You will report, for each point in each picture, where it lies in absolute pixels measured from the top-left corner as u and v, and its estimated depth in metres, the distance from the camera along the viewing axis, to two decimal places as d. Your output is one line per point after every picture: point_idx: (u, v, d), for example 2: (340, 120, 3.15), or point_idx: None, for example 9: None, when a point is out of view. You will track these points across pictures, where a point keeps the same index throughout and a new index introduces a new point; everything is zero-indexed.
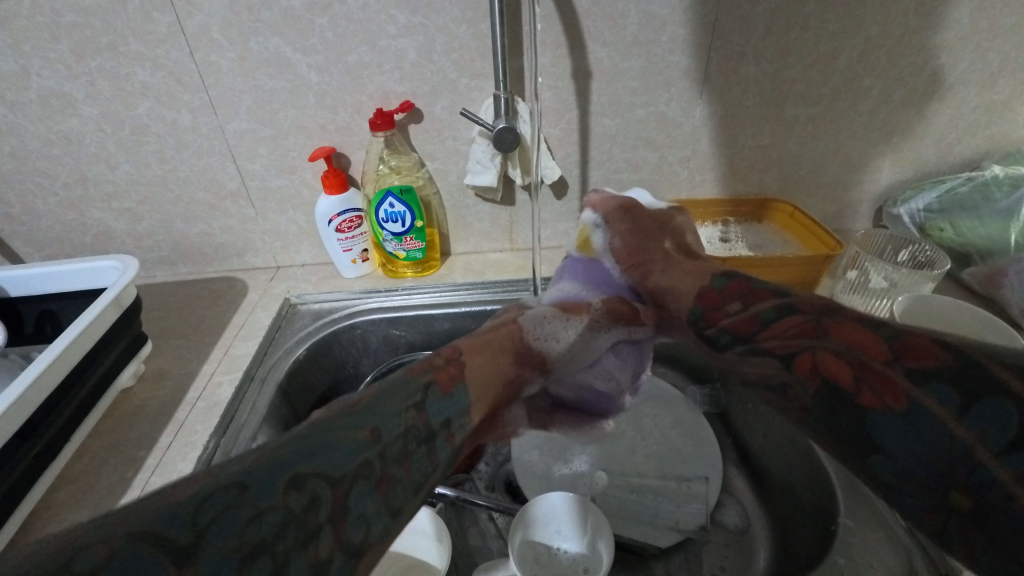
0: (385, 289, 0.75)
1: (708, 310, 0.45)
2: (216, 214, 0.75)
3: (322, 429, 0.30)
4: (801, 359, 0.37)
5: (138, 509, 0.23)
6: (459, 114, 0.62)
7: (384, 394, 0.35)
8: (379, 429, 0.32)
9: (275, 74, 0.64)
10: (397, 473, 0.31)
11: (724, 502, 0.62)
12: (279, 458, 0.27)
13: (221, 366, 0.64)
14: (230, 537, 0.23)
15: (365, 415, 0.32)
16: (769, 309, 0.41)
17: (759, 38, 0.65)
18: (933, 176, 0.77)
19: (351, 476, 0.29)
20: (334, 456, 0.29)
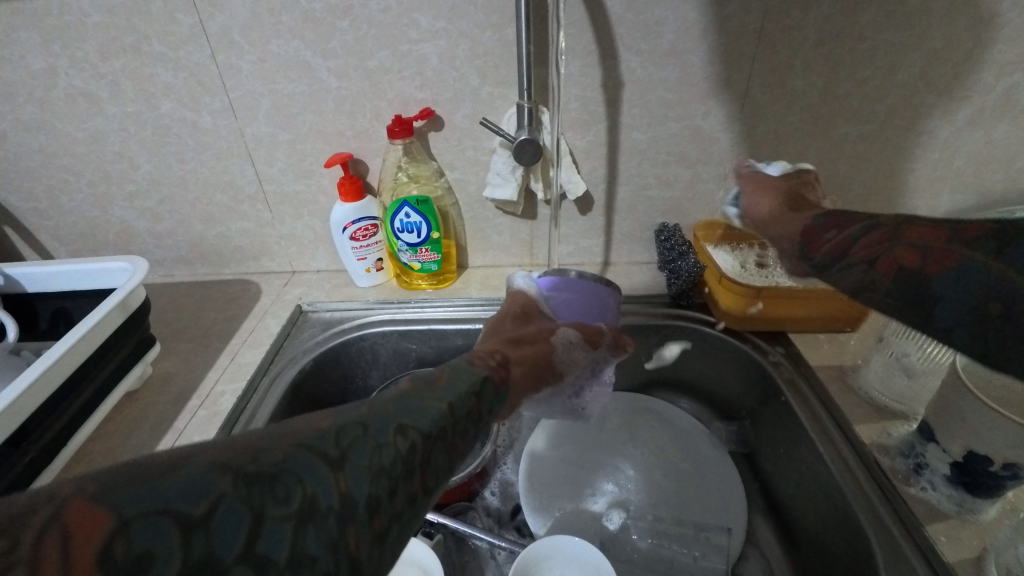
0: (397, 301, 0.73)
1: (811, 242, 0.50)
2: (234, 216, 0.74)
3: (408, 397, 0.32)
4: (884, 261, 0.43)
5: (194, 457, 0.23)
6: (481, 123, 0.59)
7: (454, 376, 0.37)
8: (455, 403, 0.34)
9: (295, 78, 0.63)
10: (461, 444, 0.33)
11: (747, 555, 0.57)
12: (384, 414, 0.30)
13: (226, 374, 0.62)
14: (362, 464, 0.27)
15: (444, 390, 0.35)
16: (858, 231, 0.47)
17: (809, 50, 0.60)
18: (998, 204, 0.70)
19: (435, 437, 0.31)
20: (422, 417, 0.31)
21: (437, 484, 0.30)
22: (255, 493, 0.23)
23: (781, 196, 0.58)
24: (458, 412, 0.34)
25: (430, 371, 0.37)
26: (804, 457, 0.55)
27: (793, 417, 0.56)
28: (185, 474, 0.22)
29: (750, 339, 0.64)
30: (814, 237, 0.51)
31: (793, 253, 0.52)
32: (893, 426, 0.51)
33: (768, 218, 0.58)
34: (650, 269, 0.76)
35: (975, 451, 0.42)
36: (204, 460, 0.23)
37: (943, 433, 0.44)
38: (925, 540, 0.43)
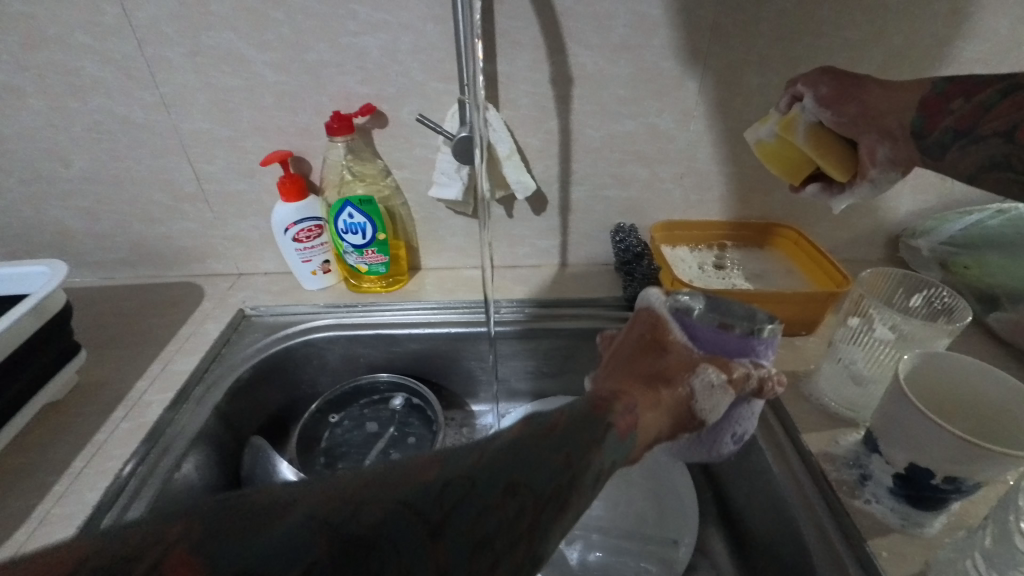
0: (346, 304, 0.70)
1: (929, 117, 0.41)
2: (175, 216, 0.71)
3: (527, 443, 0.27)
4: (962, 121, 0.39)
5: (313, 494, 0.23)
6: (416, 120, 0.56)
7: (578, 422, 0.30)
8: (573, 454, 0.28)
9: (230, 71, 0.60)
10: (575, 500, 0.27)
11: (696, 566, 0.56)
12: (495, 469, 0.26)
13: (156, 383, 0.59)
14: (465, 524, 0.24)
15: (564, 437, 0.29)
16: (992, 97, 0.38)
17: (764, 46, 0.58)
18: (960, 205, 0.69)
19: (543, 500, 0.26)
20: (534, 475, 0.26)
21: (547, 556, 0.25)
22: (351, 564, 0.21)
23: (850, 75, 0.45)
24: (578, 464, 0.28)
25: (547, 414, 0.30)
26: (754, 466, 0.53)
27: None
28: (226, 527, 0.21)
29: None
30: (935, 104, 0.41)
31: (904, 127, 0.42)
32: (842, 434, 0.49)
33: (851, 94, 0.44)
34: (609, 271, 0.74)
35: (917, 463, 0.40)
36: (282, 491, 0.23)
37: (886, 445, 0.42)
38: (866, 556, 0.41)
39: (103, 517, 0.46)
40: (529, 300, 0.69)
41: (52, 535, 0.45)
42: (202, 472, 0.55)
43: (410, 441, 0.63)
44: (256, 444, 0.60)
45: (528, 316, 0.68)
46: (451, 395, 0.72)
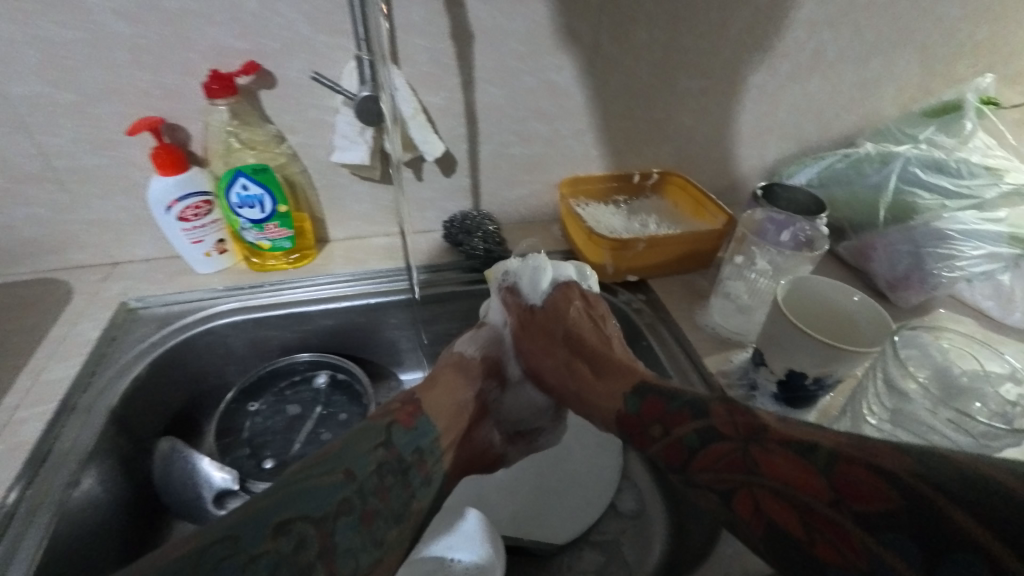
0: (249, 285, 0.65)
1: (634, 436, 0.45)
2: (15, 201, 0.59)
3: (302, 479, 0.36)
4: (641, 438, 0.44)
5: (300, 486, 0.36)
6: (314, 78, 0.54)
7: (353, 441, 0.41)
8: (352, 470, 0.38)
9: (67, 22, 0.50)
10: (376, 505, 0.38)
11: (621, 488, 0.62)
12: (259, 519, 0.33)
13: (27, 397, 0.51)
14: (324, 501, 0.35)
15: (336, 460, 0.39)
16: (688, 432, 0.40)
17: (651, 3, 0.62)
18: (814, 150, 0.81)
19: (332, 514, 0.35)
20: (310, 501, 0.35)
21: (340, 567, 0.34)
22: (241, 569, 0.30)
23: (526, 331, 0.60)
24: (354, 476, 0.38)
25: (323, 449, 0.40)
26: None
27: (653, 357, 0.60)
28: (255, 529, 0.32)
29: (618, 293, 0.67)
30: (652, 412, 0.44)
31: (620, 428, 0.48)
32: (735, 353, 0.57)
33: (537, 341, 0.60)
34: (520, 229, 0.75)
35: (792, 369, 0.47)
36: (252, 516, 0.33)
37: (769, 357, 0.49)
38: None
39: None
40: (446, 267, 0.69)
41: None
42: (103, 485, 0.50)
43: (341, 417, 0.62)
44: (169, 447, 0.54)
45: (445, 280, 0.68)
46: (378, 367, 0.71)
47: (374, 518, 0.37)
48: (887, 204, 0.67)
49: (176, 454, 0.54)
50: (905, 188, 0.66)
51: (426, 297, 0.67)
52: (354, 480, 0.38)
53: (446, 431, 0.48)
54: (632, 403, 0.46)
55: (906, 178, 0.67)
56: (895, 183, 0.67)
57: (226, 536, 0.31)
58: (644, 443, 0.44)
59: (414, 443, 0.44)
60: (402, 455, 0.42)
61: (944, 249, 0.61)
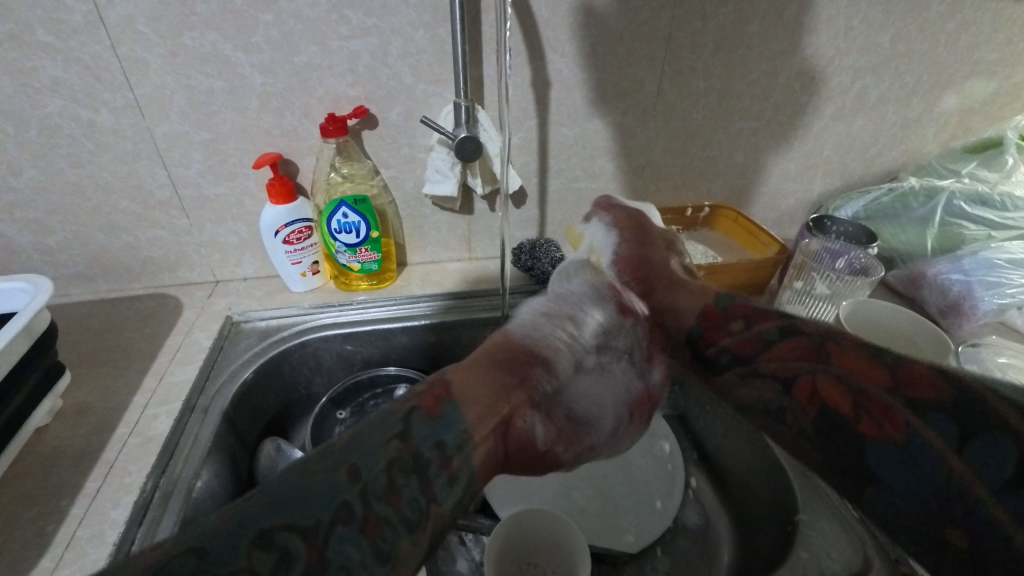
0: (337, 303, 0.71)
1: (709, 329, 0.52)
2: (144, 225, 0.67)
3: (295, 479, 0.31)
4: (717, 331, 0.52)
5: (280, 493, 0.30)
6: (419, 121, 0.61)
7: (362, 430, 0.35)
8: (358, 468, 0.32)
9: (213, 73, 0.58)
10: (382, 513, 0.31)
11: (685, 503, 0.65)
12: (243, 520, 0.28)
13: (156, 396, 0.58)
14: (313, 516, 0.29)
15: (343, 454, 0.33)
16: (770, 330, 0.48)
17: (709, 54, 0.68)
18: (858, 185, 0.86)
19: (328, 523, 0.29)
20: (306, 506, 0.29)
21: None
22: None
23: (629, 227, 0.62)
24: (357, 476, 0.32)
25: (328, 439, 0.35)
26: None
27: None
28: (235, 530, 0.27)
29: None
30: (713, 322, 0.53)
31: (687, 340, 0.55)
32: None
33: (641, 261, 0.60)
34: None
35: None
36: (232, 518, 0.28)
37: None
38: None
39: (136, 535, 0.45)
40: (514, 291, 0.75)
41: (87, 555, 0.44)
42: (221, 479, 0.55)
43: None
44: (274, 447, 0.60)
45: (514, 302, 0.74)
46: None
47: (378, 527, 0.31)
48: (933, 234, 0.73)
49: (281, 453, 0.58)
50: (951, 220, 0.72)
51: (496, 317, 0.72)
52: (358, 481, 0.32)
53: (477, 425, 0.39)
54: (720, 300, 0.53)
55: (951, 211, 0.72)
56: (941, 215, 0.72)
57: (192, 550, 0.26)
58: (716, 337, 0.52)
59: (435, 436, 0.36)
60: (420, 449, 0.35)
61: (993, 277, 0.65)
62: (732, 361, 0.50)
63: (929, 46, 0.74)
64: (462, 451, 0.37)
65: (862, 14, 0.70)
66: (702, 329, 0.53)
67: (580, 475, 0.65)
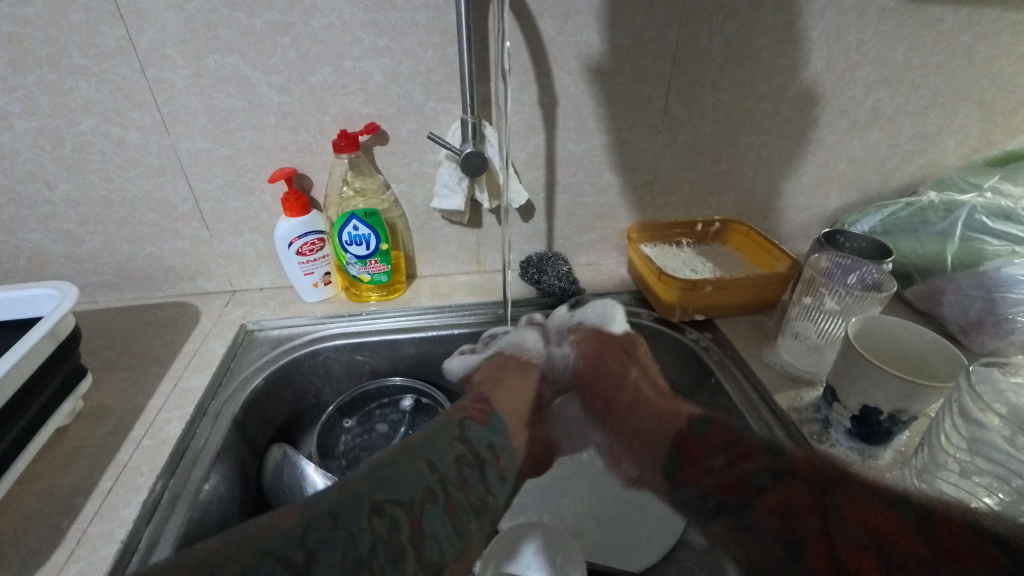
0: (348, 313, 0.73)
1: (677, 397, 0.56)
2: (167, 236, 0.71)
3: (390, 466, 0.43)
4: (697, 461, 0.51)
5: (383, 474, 0.42)
6: (427, 138, 0.63)
7: (434, 434, 0.47)
8: (433, 461, 0.44)
9: (233, 93, 0.61)
10: (456, 498, 0.43)
11: None
12: (360, 495, 0.40)
13: (170, 401, 0.60)
14: (410, 491, 0.41)
15: (420, 451, 0.45)
16: (760, 470, 0.47)
17: (716, 69, 0.69)
18: (875, 199, 0.84)
19: (420, 501, 0.41)
20: (402, 488, 0.41)
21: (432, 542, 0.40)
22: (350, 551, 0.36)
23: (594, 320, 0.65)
24: (438, 467, 0.44)
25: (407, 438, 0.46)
26: None
27: (722, 395, 0.63)
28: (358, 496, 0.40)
29: (686, 331, 0.70)
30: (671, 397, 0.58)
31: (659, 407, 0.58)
32: (805, 392, 0.59)
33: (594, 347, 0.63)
34: (588, 271, 0.81)
35: (867, 404, 0.49)
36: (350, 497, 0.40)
37: (843, 394, 0.51)
38: None
39: (143, 533, 0.47)
40: (520, 304, 0.75)
41: (96, 552, 0.45)
42: (228, 483, 0.56)
43: None
44: (280, 452, 0.60)
45: (520, 315, 0.74)
46: (452, 396, 0.77)
47: (455, 509, 0.42)
48: (954, 249, 0.70)
49: (287, 459, 0.60)
50: (972, 235, 0.69)
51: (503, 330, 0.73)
52: (437, 472, 0.43)
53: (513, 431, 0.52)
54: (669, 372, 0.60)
55: (972, 226, 0.69)
56: (961, 230, 0.70)
57: (327, 513, 0.38)
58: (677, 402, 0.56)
59: (486, 438, 0.49)
60: (476, 450, 0.47)
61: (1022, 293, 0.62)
62: (719, 506, 0.49)
63: (945, 59, 0.73)
64: (503, 451, 0.49)
65: (873, 28, 0.69)
66: (679, 460, 0.53)
67: (583, 491, 0.64)
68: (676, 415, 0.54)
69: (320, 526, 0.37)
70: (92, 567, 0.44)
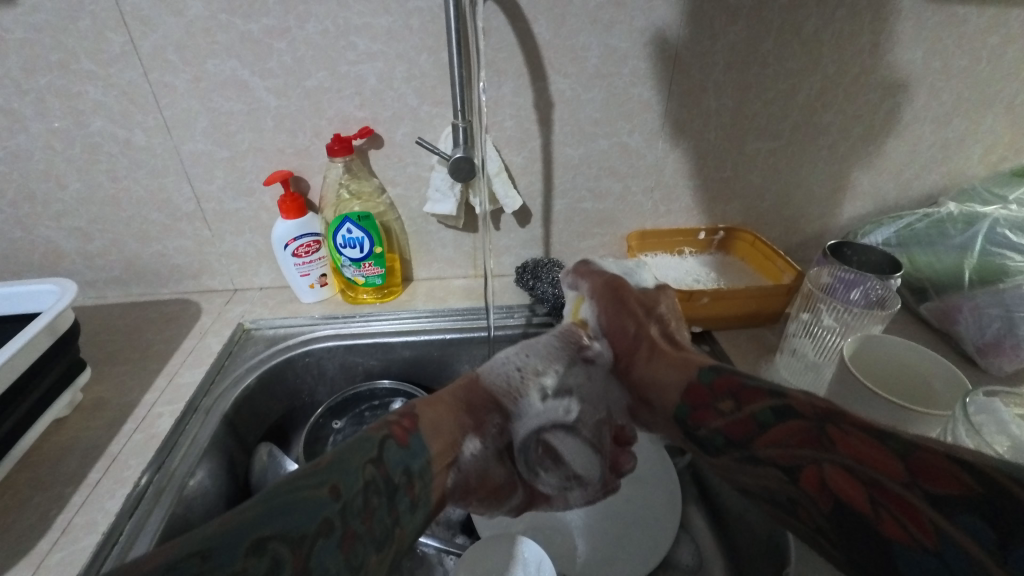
0: (343, 314, 0.74)
1: (696, 408, 0.44)
2: (172, 234, 0.73)
3: (285, 489, 0.30)
4: (705, 410, 0.43)
5: (245, 515, 0.27)
6: (415, 142, 0.62)
7: (344, 450, 0.35)
8: (339, 486, 0.32)
9: (232, 97, 0.63)
10: (359, 529, 0.31)
11: (679, 540, 0.61)
12: (236, 531, 0.26)
13: (164, 396, 0.61)
14: (300, 526, 0.28)
15: (327, 472, 0.33)
16: (761, 407, 0.39)
17: (720, 73, 0.67)
18: (892, 209, 0.80)
19: (312, 536, 0.29)
20: (293, 519, 0.28)
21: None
22: None
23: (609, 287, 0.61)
24: (345, 493, 0.32)
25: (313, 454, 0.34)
26: None
27: None
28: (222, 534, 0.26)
29: None
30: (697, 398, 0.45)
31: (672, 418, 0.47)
32: None
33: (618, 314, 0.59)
34: None
35: None
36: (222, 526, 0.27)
37: None
38: None
39: (124, 526, 0.48)
40: (515, 309, 0.75)
41: (78, 541, 0.47)
42: (215, 479, 0.57)
43: None
44: (265, 452, 0.63)
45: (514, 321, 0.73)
46: None
47: (354, 543, 0.30)
48: (973, 264, 0.65)
49: (273, 459, 0.61)
50: (993, 249, 0.64)
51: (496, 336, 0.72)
52: (340, 498, 0.31)
53: (437, 455, 0.42)
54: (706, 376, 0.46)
55: (994, 239, 0.65)
56: (982, 243, 0.66)
57: (195, 552, 0.25)
58: (705, 417, 0.43)
59: (405, 461, 0.38)
60: (390, 474, 0.36)
61: None
62: (727, 444, 0.40)
63: (970, 61, 0.69)
64: (423, 480, 0.39)
65: (889, 29, 0.66)
66: (688, 406, 0.45)
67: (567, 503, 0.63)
68: (686, 366, 0.49)
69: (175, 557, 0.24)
70: (73, 556, 0.45)
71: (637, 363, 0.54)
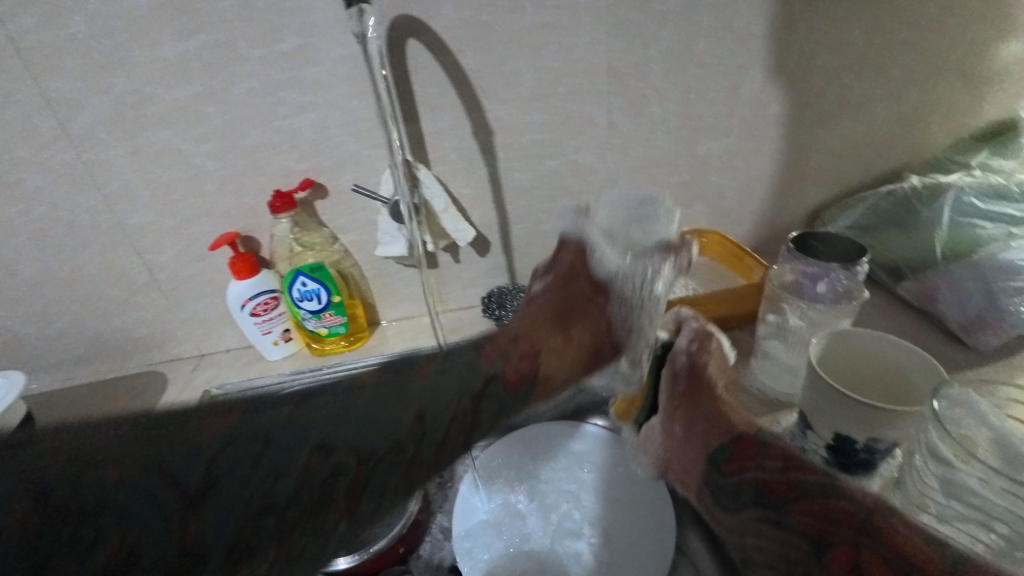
0: (311, 368, 0.72)
1: (738, 454, 0.47)
2: (130, 308, 0.72)
3: (285, 428, 0.35)
4: (744, 466, 0.46)
5: (231, 462, 0.33)
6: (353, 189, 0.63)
7: (353, 399, 0.38)
8: (336, 442, 0.36)
9: (169, 165, 0.62)
10: (347, 481, 0.35)
11: (678, 566, 0.58)
12: (207, 474, 0.32)
13: None
14: (260, 491, 0.33)
15: (329, 428, 0.36)
16: (812, 483, 0.41)
17: (658, 79, 0.66)
18: (858, 191, 0.79)
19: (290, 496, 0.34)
20: (272, 488, 0.33)
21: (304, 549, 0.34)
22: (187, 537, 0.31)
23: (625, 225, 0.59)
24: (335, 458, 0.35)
25: (310, 389, 0.38)
26: None
27: None
28: (185, 507, 0.31)
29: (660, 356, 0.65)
30: (746, 449, 0.47)
31: (709, 460, 0.49)
32: (783, 415, 0.54)
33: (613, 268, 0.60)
34: None
35: (842, 433, 0.44)
36: (192, 471, 0.32)
37: (815, 422, 0.46)
38: None
39: None
40: (485, 340, 0.73)
41: None
42: None
43: None
44: None
45: None
46: None
47: (349, 502, 0.36)
48: (945, 239, 0.63)
49: None
50: (963, 220, 0.62)
51: None
52: (327, 461, 0.35)
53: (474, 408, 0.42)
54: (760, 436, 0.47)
55: (962, 210, 0.63)
56: (951, 216, 0.64)
57: (162, 487, 0.32)
58: (742, 466, 0.46)
59: (434, 414, 0.40)
60: (405, 448, 0.38)
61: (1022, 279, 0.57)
62: (756, 500, 0.44)
63: (912, 34, 0.68)
64: (450, 442, 0.40)
65: (823, 14, 0.65)
66: (728, 452, 0.47)
67: None
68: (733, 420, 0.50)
69: (101, 490, 0.31)
70: None
71: (703, 398, 0.54)
